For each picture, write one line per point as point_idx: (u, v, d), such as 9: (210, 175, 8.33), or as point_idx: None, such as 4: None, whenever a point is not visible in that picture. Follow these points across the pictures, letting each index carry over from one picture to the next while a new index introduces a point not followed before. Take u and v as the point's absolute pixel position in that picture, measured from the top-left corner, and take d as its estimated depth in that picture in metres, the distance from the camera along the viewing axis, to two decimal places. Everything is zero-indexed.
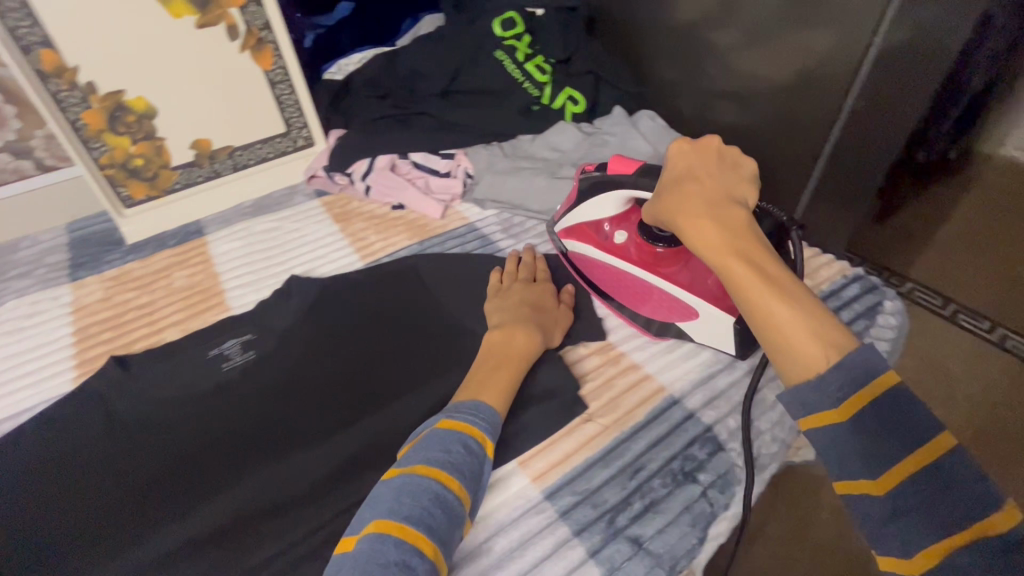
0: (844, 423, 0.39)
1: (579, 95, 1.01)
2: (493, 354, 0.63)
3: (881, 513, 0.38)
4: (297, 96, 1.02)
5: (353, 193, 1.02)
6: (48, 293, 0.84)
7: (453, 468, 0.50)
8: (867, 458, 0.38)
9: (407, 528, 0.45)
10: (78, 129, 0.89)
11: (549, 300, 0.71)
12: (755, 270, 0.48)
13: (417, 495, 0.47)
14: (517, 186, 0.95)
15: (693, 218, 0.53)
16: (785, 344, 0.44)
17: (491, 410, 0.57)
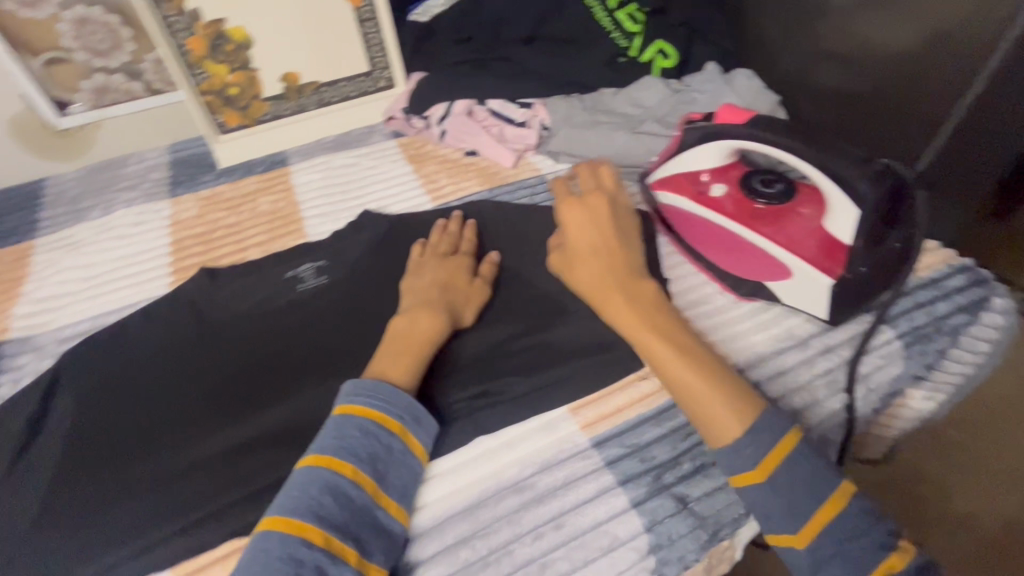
0: (763, 483, 0.47)
1: (671, 48, 0.95)
2: (392, 339, 0.58)
3: (808, 561, 0.45)
4: (382, 36, 1.04)
5: (428, 137, 1.03)
6: (152, 206, 0.92)
7: (345, 453, 0.47)
8: (793, 513, 0.46)
9: (291, 517, 0.44)
10: (184, 55, 0.94)
11: (475, 281, 0.67)
12: (664, 344, 0.53)
13: (297, 492, 0.46)
14: (593, 140, 0.92)
15: (605, 289, 0.58)
16: (698, 411, 0.51)
17: (393, 390, 0.52)
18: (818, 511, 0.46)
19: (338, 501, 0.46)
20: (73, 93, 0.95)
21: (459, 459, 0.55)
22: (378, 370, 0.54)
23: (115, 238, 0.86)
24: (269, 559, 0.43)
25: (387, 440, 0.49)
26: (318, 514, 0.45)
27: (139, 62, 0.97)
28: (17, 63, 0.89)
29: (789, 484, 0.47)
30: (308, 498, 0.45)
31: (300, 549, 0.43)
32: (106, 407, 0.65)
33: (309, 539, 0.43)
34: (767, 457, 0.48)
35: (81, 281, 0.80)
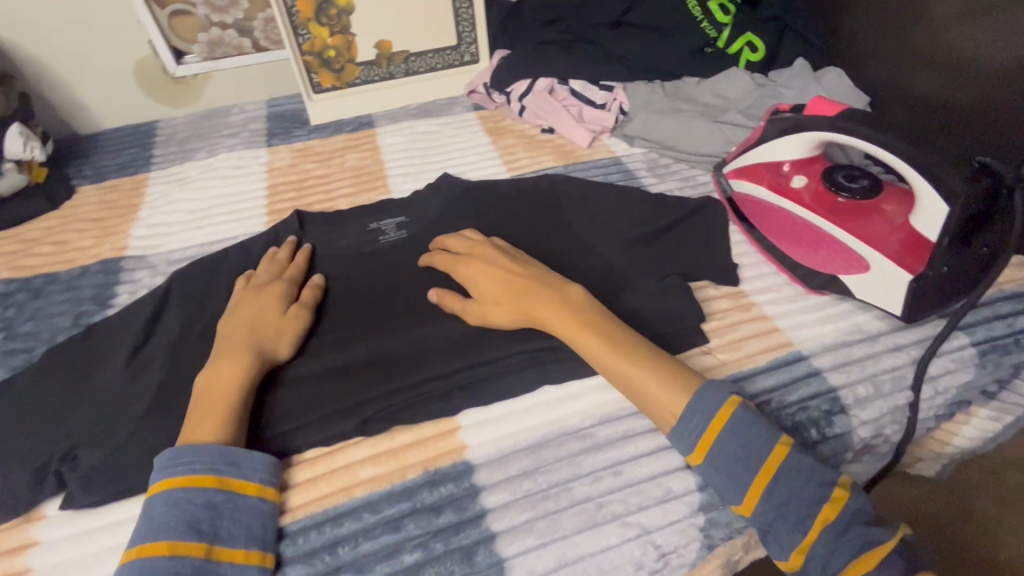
0: (702, 465, 0.50)
1: (760, 42, 0.96)
2: (203, 399, 0.53)
3: (760, 526, 0.47)
4: (473, 12, 1.09)
5: (507, 112, 1.07)
6: (252, 152, 0.99)
7: (160, 535, 0.44)
8: (735, 484, 0.48)
9: (177, 477, 0.47)
10: (292, 15, 1.00)
11: (278, 303, 0.61)
12: (599, 337, 0.55)
13: (174, 465, 0.48)
14: (672, 126, 0.93)
15: (535, 306, 0.58)
16: (646, 398, 0.53)
17: (183, 448, 0.49)
18: (751, 483, 0.47)
19: (222, 459, 0.49)
20: (191, 45, 1.03)
21: (526, 403, 0.59)
22: (193, 436, 0.50)
23: (219, 178, 0.94)
24: (159, 520, 0.45)
25: (206, 498, 0.47)
26: (206, 467, 0.48)
27: (251, 20, 1.04)
28: (148, 13, 0.98)
29: (730, 456, 0.49)
30: (187, 464, 0.48)
31: (196, 501, 0.47)
32: (191, 303, 0.67)
33: (170, 556, 0.43)
34: (701, 432, 0.50)
35: (188, 213, 0.87)
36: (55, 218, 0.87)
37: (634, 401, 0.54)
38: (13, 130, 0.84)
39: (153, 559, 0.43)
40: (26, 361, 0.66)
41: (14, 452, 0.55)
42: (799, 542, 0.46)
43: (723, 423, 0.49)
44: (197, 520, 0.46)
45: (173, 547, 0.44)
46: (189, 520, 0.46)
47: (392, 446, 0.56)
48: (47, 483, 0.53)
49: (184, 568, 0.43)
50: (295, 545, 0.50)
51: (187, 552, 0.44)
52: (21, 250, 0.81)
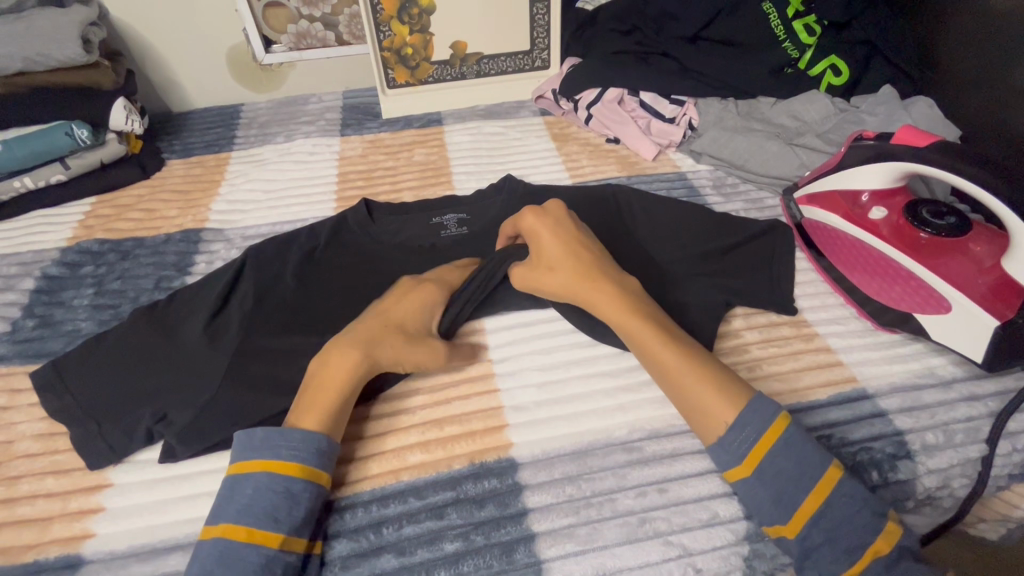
0: (749, 477, 0.48)
1: (845, 65, 0.93)
2: (316, 385, 0.54)
3: (796, 551, 0.47)
4: (549, 18, 1.10)
5: (573, 119, 1.07)
6: (325, 141, 1.03)
7: (242, 520, 0.46)
8: (778, 505, 0.47)
9: (269, 460, 0.49)
10: (377, 13, 1.04)
11: (418, 298, 0.61)
12: (654, 333, 0.55)
13: (278, 449, 0.49)
14: (743, 145, 0.91)
15: (591, 290, 0.58)
16: (692, 402, 0.52)
17: (281, 433, 0.50)
18: (799, 508, 0.47)
19: (315, 452, 0.50)
20: (280, 35, 1.09)
21: (574, 409, 0.59)
22: (300, 420, 0.51)
23: (294, 162, 0.98)
24: (244, 504, 0.47)
25: (284, 488, 0.47)
26: (298, 459, 0.49)
27: (337, 14, 1.08)
28: (246, 3, 1.03)
29: (779, 471, 0.48)
30: (296, 450, 0.49)
31: (279, 490, 0.47)
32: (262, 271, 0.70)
33: (247, 543, 0.45)
34: (750, 447, 0.49)
35: (263, 192, 0.92)
36: (145, 188, 0.93)
37: (680, 403, 0.53)
38: (118, 104, 0.90)
39: (234, 543, 0.45)
40: (112, 317, 0.71)
41: (109, 405, 0.59)
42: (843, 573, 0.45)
43: (776, 436, 0.48)
44: (276, 509, 0.47)
45: (254, 535, 0.45)
46: (270, 508, 0.47)
47: (440, 435, 0.57)
48: (135, 438, 0.57)
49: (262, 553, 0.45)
50: (345, 519, 0.52)
51: (264, 541, 0.45)
52: (114, 213, 0.87)
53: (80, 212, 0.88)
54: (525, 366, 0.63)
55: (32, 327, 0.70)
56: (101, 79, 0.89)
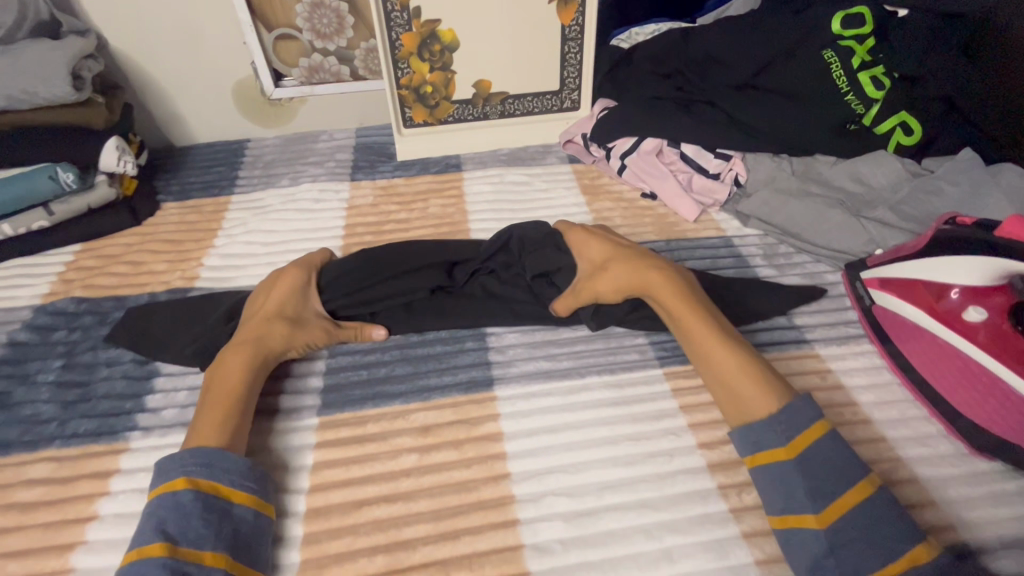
0: (790, 460, 0.49)
1: (916, 124, 0.83)
2: (211, 392, 0.56)
3: (823, 546, 0.46)
4: (582, 57, 1.01)
5: (604, 168, 0.97)
6: (334, 186, 0.94)
7: (145, 535, 0.45)
8: (815, 498, 0.47)
9: (168, 479, 0.49)
10: (395, 48, 0.96)
11: (288, 284, 0.65)
12: (704, 326, 0.57)
13: (168, 471, 0.49)
14: (800, 211, 0.81)
15: (652, 278, 0.62)
16: (738, 394, 0.54)
17: (182, 454, 0.50)
18: (839, 498, 0.47)
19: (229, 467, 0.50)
20: (291, 69, 1.01)
21: (610, 553, 0.49)
22: (195, 439, 0.51)
23: (298, 210, 0.89)
24: (144, 523, 0.46)
25: (179, 499, 0.47)
26: (183, 471, 0.49)
27: (353, 48, 1.01)
28: (256, 35, 0.96)
29: (822, 461, 0.49)
30: (195, 463, 0.49)
31: (165, 503, 0.47)
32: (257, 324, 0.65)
33: (149, 554, 0.44)
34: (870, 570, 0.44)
35: (261, 245, 0.83)
36: (135, 236, 0.85)
37: (722, 399, 0.55)
38: (111, 144, 0.82)
39: (139, 558, 0.44)
40: (78, 398, 0.62)
41: (68, 508, 0.53)
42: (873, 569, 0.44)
43: (913, 563, 0.43)
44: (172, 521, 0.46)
45: (139, 550, 0.44)
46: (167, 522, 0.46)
47: None
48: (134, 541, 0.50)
49: (155, 562, 0.43)
50: None
51: (149, 554, 0.44)
52: (98, 266, 0.79)
53: (62, 263, 0.80)
54: (550, 489, 0.54)
55: None
56: (95, 118, 0.81)
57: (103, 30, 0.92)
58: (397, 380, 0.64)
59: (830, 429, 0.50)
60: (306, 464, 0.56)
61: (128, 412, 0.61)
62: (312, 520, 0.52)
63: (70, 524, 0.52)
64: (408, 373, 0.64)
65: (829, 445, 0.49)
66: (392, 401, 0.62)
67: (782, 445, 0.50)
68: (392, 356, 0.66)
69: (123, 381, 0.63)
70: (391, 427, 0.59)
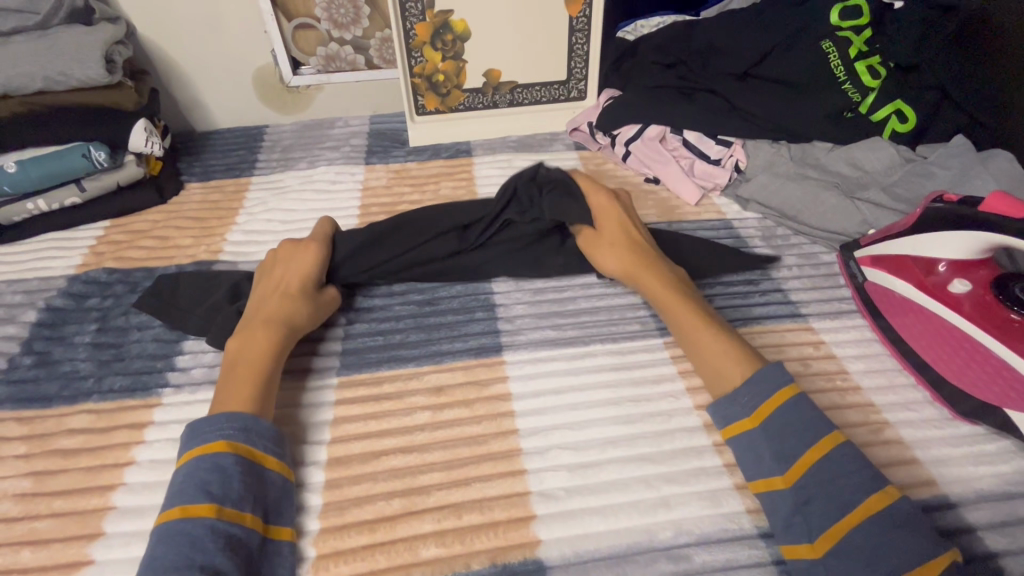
0: (756, 429, 0.52)
1: (910, 112, 0.85)
2: (235, 367, 0.56)
3: (788, 504, 0.48)
4: (589, 47, 1.04)
5: (609, 155, 1.01)
6: (350, 169, 0.98)
7: (181, 498, 0.47)
8: (779, 460, 0.50)
9: (201, 444, 0.50)
10: (409, 38, 1.00)
11: (306, 259, 0.67)
12: (690, 311, 0.61)
13: (207, 431, 0.50)
14: (796, 194, 0.84)
15: (643, 269, 0.66)
16: (713, 368, 0.57)
17: (217, 418, 0.51)
18: (801, 458, 0.49)
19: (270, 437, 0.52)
20: (309, 57, 1.06)
21: (610, 500, 0.53)
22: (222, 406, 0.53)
23: (315, 191, 0.93)
24: (179, 485, 0.48)
25: (214, 462, 0.48)
26: (220, 435, 0.50)
27: (368, 38, 1.05)
28: (276, 24, 1.00)
29: (784, 426, 0.51)
30: (234, 428, 0.51)
31: (206, 466, 0.48)
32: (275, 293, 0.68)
33: (186, 516, 0.46)
34: (828, 526, 0.46)
35: (281, 223, 0.87)
36: (160, 213, 0.90)
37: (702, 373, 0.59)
38: (139, 125, 0.86)
39: (175, 519, 0.45)
40: (112, 357, 0.66)
41: (107, 455, 0.57)
42: (832, 524, 0.46)
43: (868, 514, 0.45)
44: (208, 484, 0.47)
45: (185, 509, 0.46)
46: (202, 485, 0.47)
47: (458, 524, 0.52)
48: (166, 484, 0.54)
49: (194, 524, 0.45)
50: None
51: (195, 514, 0.45)
52: (127, 240, 0.84)
53: (92, 237, 0.85)
54: (555, 444, 0.57)
55: (29, 366, 0.66)
56: (122, 100, 0.85)
57: (132, 18, 0.97)
58: (411, 345, 0.67)
59: (799, 394, 0.52)
60: (326, 420, 0.60)
61: (159, 371, 0.65)
62: (333, 468, 0.56)
63: (109, 468, 0.56)
64: (422, 339, 0.68)
65: (797, 415, 0.51)
66: (406, 364, 0.65)
67: (745, 416, 0.53)
68: (406, 324, 0.70)
69: (154, 344, 0.67)
70: (406, 387, 0.63)
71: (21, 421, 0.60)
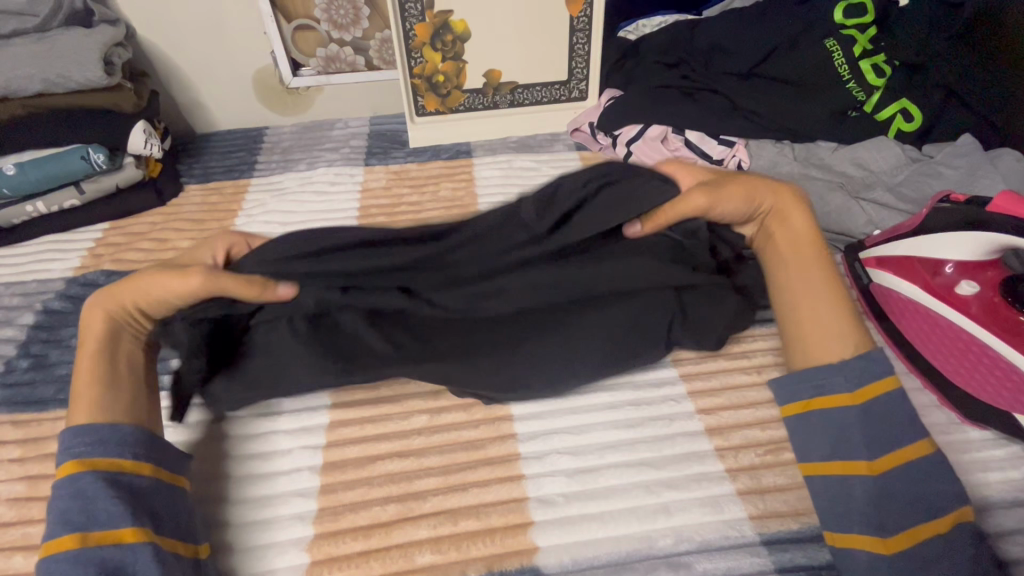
0: (855, 406, 0.50)
1: (917, 111, 0.84)
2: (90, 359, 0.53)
3: (867, 491, 0.47)
4: (590, 47, 1.03)
5: (610, 155, 1.00)
6: (349, 170, 0.98)
7: (50, 532, 0.44)
8: (874, 447, 0.48)
9: (59, 471, 0.46)
10: (409, 38, 0.99)
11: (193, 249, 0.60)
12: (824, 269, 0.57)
13: (63, 450, 0.47)
14: (801, 194, 0.82)
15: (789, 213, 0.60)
16: (835, 335, 0.54)
17: (66, 440, 0.47)
18: (895, 452, 0.48)
19: (145, 445, 0.49)
20: (309, 58, 1.05)
21: (610, 506, 0.52)
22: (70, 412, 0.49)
23: (314, 193, 0.93)
24: (47, 521, 0.45)
25: (72, 486, 0.45)
26: (69, 457, 0.46)
27: (368, 39, 1.04)
28: (276, 25, 1.00)
29: (883, 414, 0.50)
30: (84, 444, 0.47)
31: (63, 492, 0.45)
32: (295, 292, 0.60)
33: (57, 550, 0.43)
34: (903, 526, 0.46)
35: (279, 224, 0.86)
36: (159, 215, 0.89)
37: (821, 335, 0.54)
38: (138, 127, 0.86)
39: (48, 557, 0.43)
40: None
41: None
42: (909, 526, 0.46)
43: (947, 524, 0.46)
44: (67, 511, 0.44)
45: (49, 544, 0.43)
46: (64, 512, 0.44)
47: (454, 531, 0.51)
48: None
49: (64, 558, 0.42)
50: None
51: (58, 547, 0.43)
52: (126, 242, 0.83)
53: (91, 239, 0.84)
54: (554, 449, 0.56)
55: (25, 368, 0.65)
56: (121, 102, 0.85)
57: (132, 20, 0.97)
58: None
59: (898, 386, 0.51)
60: (320, 424, 0.59)
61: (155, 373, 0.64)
62: (330, 473, 0.55)
63: None
64: None
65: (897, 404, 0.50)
66: None
67: (847, 392, 0.51)
68: None
69: None
70: (403, 390, 0.62)
71: (16, 423, 0.60)
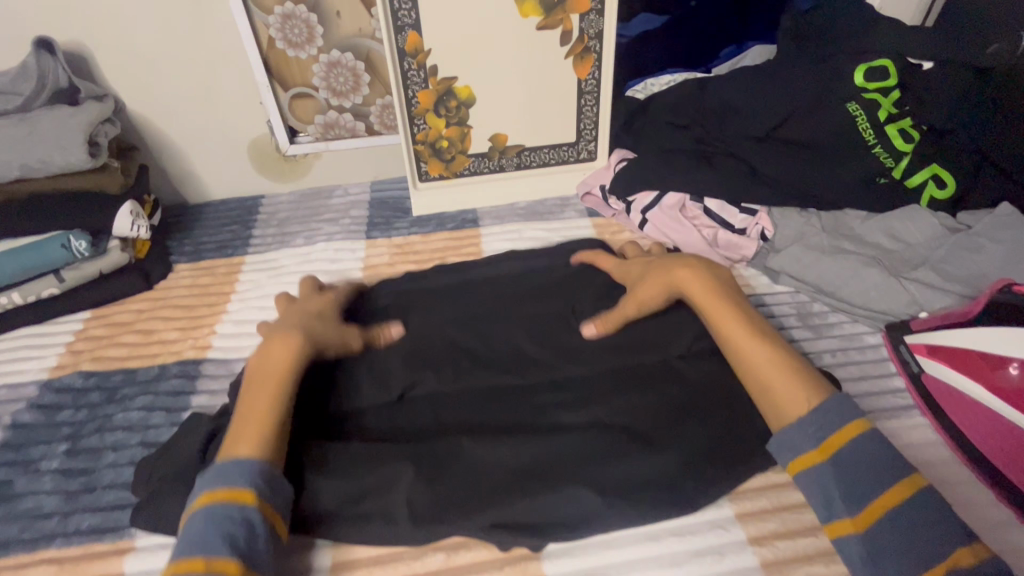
0: (824, 462, 0.48)
1: (950, 178, 0.80)
2: (252, 387, 0.55)
3: (860, 552, 0.45)
4: (599, 109, 0.99)
5: (624, 222, 0.95)
6: (349, 244, 0.92)
7: (211, 551, 0.43)
8: (850, 501, 0.46)
9: (224, 490, 0.47)
10: (411, 105, 0.95)
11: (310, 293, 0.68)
12: (739, 326, 0.57)
13: (230, 475, 0.47)
14: (834, 269, 0.77)
15: (679, 278, 0.62)
16: (774, 391, 0.53)
17: (240, 466, 0.48)
18: (872, 501, 0.46)
19: (264, 478, 0.48)
20: (306, 125, 1.01)
21: None
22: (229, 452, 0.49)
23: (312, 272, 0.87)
24: (202, 532, 0.44)
25: (243, 515, 0.45)
26: (249, 484, 0.47)
27: (368, 104, 1.00)
28: (271, 93, 0.96)
29: (855, 462, 0.47)
30: (239, 476, 0.47)
31: (235, 516, 0.45)
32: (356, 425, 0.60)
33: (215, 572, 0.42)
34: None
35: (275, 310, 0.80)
36: (146, 300, 0.83)
37: (761, 395, 0.54)
38: (124, 209, 0.80)
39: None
40: (83, 487, 0.59)
41: None
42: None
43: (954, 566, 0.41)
44: (234, 537, 0.44)
45: (209, 564, 0.42)
46: (229, 536, 0.44)
47: None
48: None
49: None
50: None
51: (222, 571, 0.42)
52: (108, 336, 0.77)
53: (70, 331, 0.78)
54: None
55: None
56: (107, 184, 0.80)
57: (120, 93, 0.92)
58: None
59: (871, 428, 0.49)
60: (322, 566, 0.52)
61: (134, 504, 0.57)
62: None
63: None
64: None
65: (875, 472, 0.47)
66: None
67: (813, 449, 0.49)
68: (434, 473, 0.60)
69: (132, 469, 0.60)
70: None
71: None
